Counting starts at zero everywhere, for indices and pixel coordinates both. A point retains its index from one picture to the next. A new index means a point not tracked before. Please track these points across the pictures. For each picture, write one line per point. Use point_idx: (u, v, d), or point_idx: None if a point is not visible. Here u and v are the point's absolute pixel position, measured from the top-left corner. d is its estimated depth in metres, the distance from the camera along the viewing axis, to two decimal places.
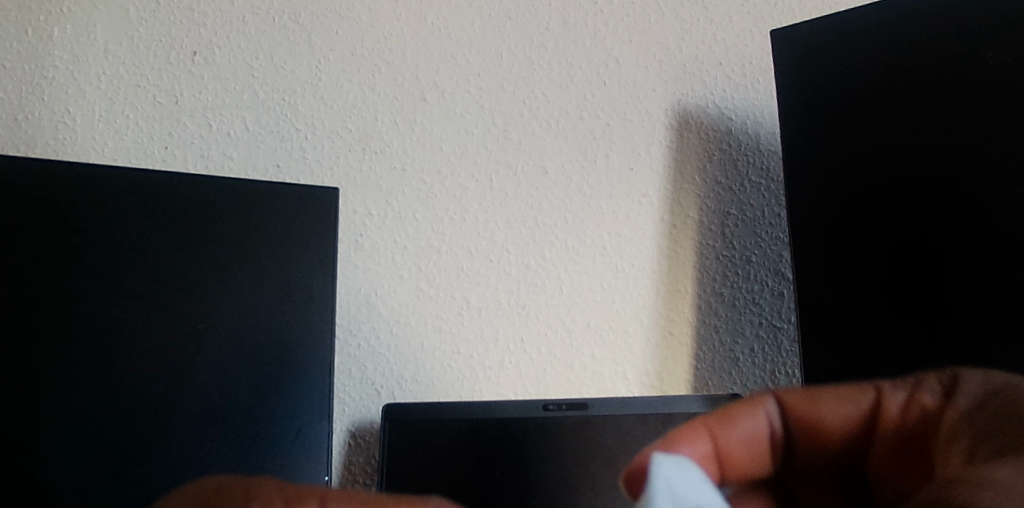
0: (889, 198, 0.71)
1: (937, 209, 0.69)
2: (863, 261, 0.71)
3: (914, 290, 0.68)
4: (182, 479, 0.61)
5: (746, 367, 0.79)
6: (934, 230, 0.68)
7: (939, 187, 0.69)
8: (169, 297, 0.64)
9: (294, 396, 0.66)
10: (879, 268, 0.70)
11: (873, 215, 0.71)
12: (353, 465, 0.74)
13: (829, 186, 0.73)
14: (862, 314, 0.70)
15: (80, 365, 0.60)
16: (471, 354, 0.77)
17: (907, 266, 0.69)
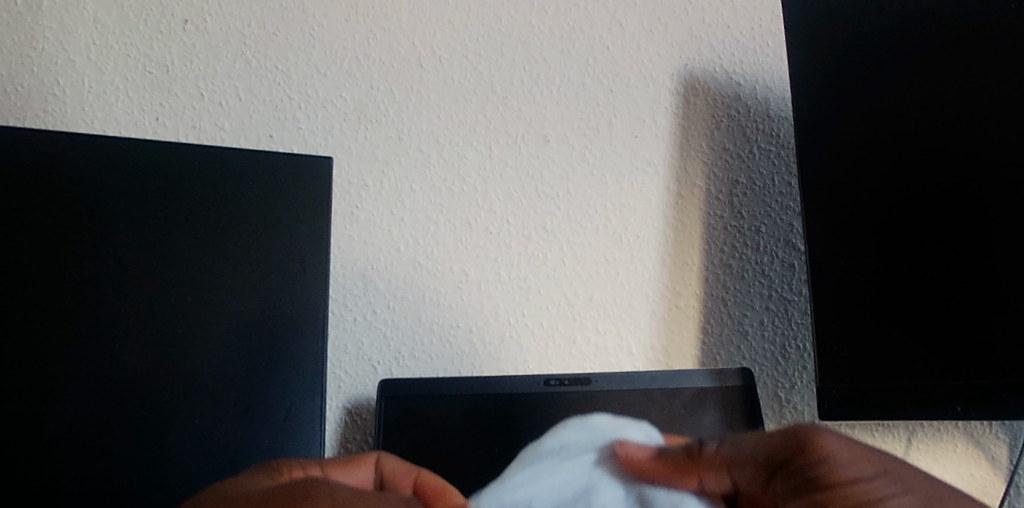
0: (914, 171, 0.67)
1: (964, 183, 0.65)
2: (891, 243, 0.67)
3: (940, 273, 0.65)
4: (169, 455, 0.59)
5: (755, 341, 0.76)
6: (959, 204, 0.65)
7: (966, 159, 0.65)
8: (157, 269, 0.61)
9: (287, 370, 0.63)
10: (903, 250, 0.67)
11: (901, 195, 0.67)
12: (349, 443, 0.72)
13: (856, 164, 0.70)
14: (890, 297, 0.67)
15: (67, 339, 0.58)
16: (471, 329, 0.75)
17: (931, 241, 0.66)
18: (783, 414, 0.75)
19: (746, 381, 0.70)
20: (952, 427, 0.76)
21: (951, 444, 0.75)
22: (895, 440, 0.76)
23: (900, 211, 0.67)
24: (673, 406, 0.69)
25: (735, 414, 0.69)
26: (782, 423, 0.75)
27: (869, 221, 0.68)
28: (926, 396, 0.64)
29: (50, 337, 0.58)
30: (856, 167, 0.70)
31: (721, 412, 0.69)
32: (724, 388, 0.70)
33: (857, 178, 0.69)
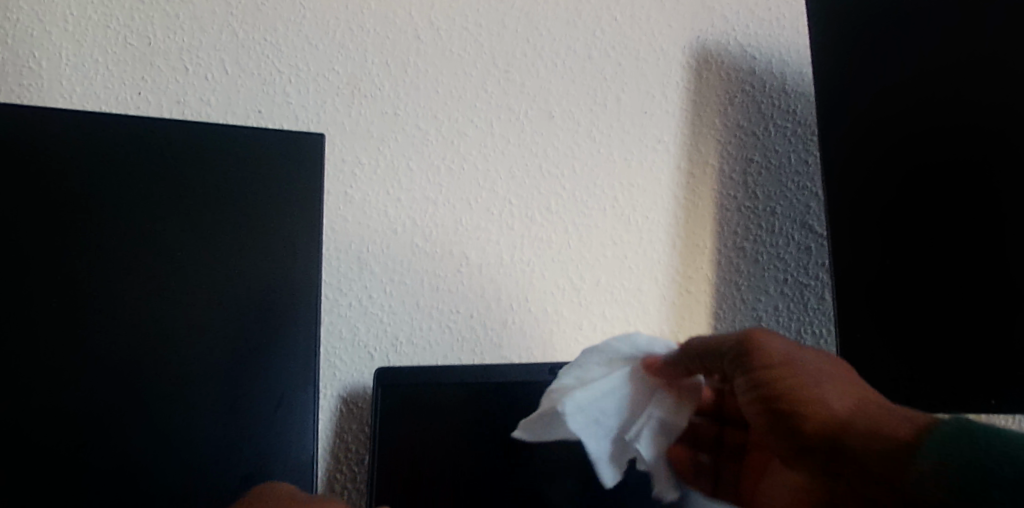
0: (925, 157, 0.64)
1: (973, 172, 0.63)
2: (900, 234, 0.64)
3: (950, 266, 0.63)
4: (151, 451, 0.55)
5: (770, 327, 0.73)
6: (968, 195, 0.63)
7: (978, 146, 0.63)
8: (138, 254, 0.57)
9: (277, 359, 0.60)
10: (913, 242, 0.64)
11: (910, 183, 0.64)
12: (345, 432, 0.69)
13: (863, 147, 0.65)
14: (899, 290, 0.63)
15: (42, 331, 0.54)
16: (471, 314, 0.71)
17: (940, 233, 0.63)
18: None
19: None
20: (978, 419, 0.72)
21: None
22: None
23: (910, 200, 0.64)
24: None
25: None
26: None
27: (870, 210, 0.65)
28: (952, 395, 0.62)
29: (24, 329, 0.54)
30: (863, 151, 0.65)
31: None
32: None
33: (857, 166, 0.65)
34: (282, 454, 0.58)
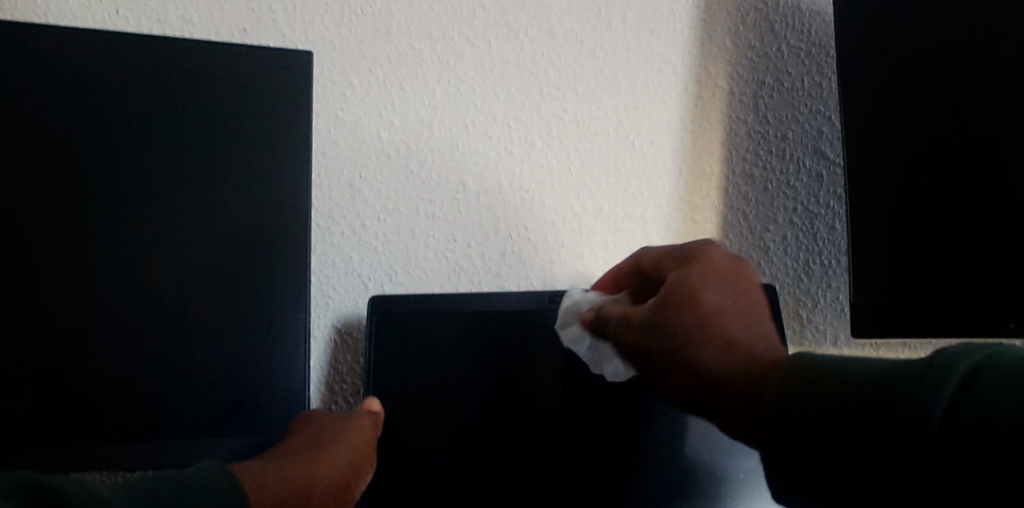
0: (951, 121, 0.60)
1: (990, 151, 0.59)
2: (913, 198, 0.61)
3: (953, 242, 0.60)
4: (141, 376, 0.54)
5: (778, 257, 0.71)
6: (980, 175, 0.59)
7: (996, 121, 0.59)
8: (117, 180, 0.55)
9: (265, 285, 0.57)
10: (924, 209, 0.61)
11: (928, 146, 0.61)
12: (339, 363, 0.67)
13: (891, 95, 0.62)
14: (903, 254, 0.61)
15: (22, 260, 0.53)
16: (469, 243, 0.68)
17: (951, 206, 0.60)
18: (802, 334, 0.71)
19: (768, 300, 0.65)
20: None
21: None
22: None
23: (926, 164, 0.61)
24: None
25: None
26: (801, 344, 0.71)
27: (903, 142, 0.61)
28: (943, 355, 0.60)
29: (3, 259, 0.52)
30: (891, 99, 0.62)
31: None
32: None
33: (893, 93, 0.61)
34: (274, 383, 0.57)
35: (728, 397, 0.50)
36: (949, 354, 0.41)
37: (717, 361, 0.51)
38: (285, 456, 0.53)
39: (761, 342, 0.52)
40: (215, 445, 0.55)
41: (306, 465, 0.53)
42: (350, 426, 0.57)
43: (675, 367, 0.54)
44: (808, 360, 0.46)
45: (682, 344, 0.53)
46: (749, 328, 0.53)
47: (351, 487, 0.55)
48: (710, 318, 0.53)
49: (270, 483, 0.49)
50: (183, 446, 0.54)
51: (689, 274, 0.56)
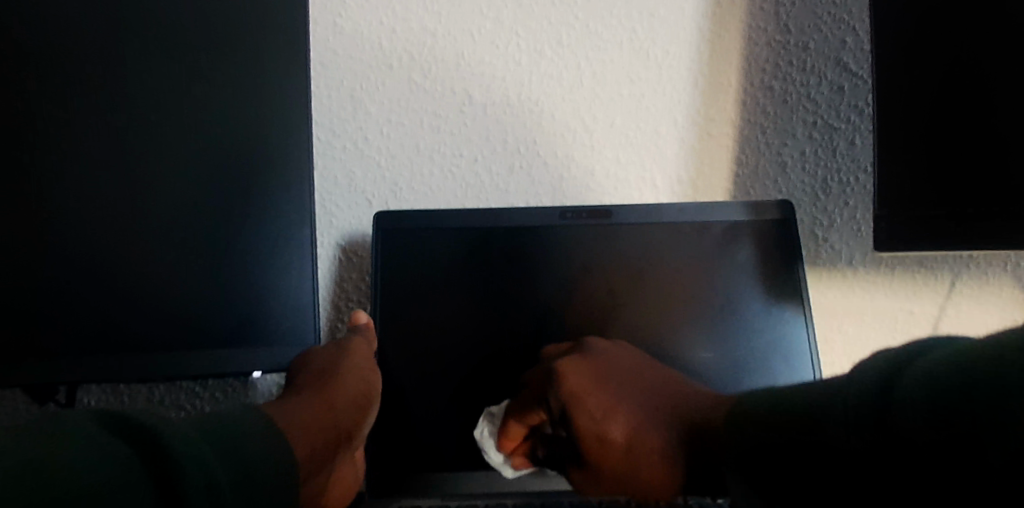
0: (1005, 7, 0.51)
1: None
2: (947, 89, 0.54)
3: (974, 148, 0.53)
4: (145, 289, 0.54)
5: (795, 174, 0.68)
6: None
7: None
8: (118, 88, 0.54)
9: (268, 198, 0.57)
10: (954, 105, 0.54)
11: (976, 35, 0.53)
12: (345, 282, 0.66)
13: None
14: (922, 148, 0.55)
15: (23, 172, 0.52)
16: (476, 158, 0.66)
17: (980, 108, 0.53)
18: (817, 254, 0.69)
19: (785, 215, 0.62)
20: (1003, 269, 0.67)
21: (998, 288, 0.67)
22: (938, 284, 0.68)
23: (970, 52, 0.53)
24: (703, 243, 0.62)
25: (769, 253, 0.62)
26: (814, 264, 0.69)
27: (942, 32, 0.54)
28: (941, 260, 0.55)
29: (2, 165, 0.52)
30: None
31: (754, 249, 0.62)
32: (759, 225, 0.62)
33: None
34: (279, 296, 0.57)
35: (665, 480, 0.48)
36: (865, 374, 0.34)
37: (615, 433, 0.51)
38: (307, 397, 0.51)
39: (649, 396, 0.52)
40: (222, 356, 0.55)
41: (331, 397, 0.52)
42: (340, 348, 0.57)
43: (598, 449, 0.52)
44: (756, 399, 0.40)
45: (603, 438, 0.52)
46: (637, 416, 0.51)
47: (368, 397, 0.56)
48: (586, 404, 0.53)
49: (314, 424, 0.49)
50: (189, 357, 0.54)
51: (570, 362, 0.55)
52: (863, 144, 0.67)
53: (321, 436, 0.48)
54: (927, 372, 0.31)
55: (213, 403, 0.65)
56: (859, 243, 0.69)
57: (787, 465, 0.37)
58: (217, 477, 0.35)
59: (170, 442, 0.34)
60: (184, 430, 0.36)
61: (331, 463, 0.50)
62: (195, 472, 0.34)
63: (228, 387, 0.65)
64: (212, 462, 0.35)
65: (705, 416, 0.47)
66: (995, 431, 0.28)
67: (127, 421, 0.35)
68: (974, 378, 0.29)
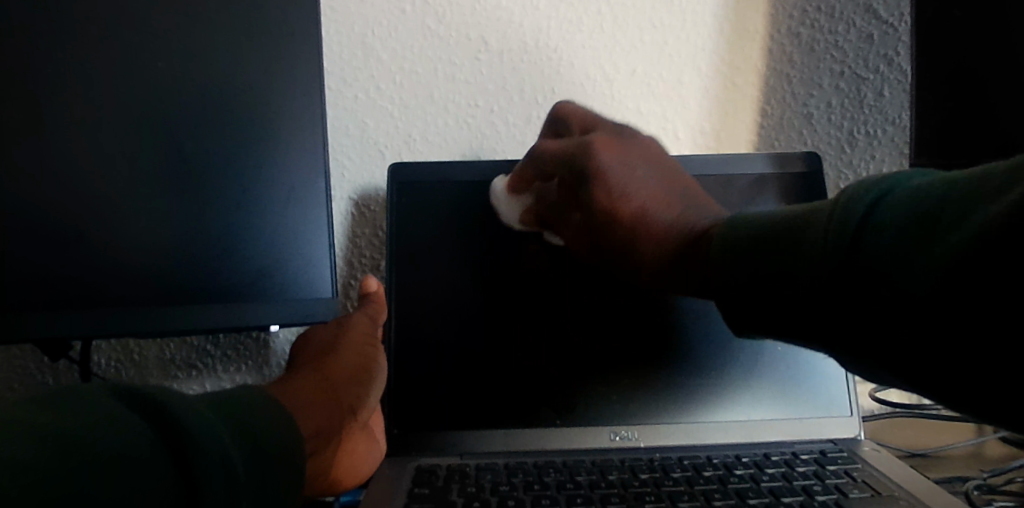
0: None
1: None
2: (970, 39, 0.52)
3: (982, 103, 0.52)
4: (156, 244, 0.52)
5: (821, 126, 0.66)
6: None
7: None
8: (117, 29, 0.51)
9: (282, 148, 0.55)
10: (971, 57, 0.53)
11: None
12: (358, 238, 0.64)
13: None
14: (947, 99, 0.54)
15: (23, 123, 0.49)
16: (492, 109, 0.63)
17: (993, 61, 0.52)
18: None
19: (812, 167, 0.60)
20: None
21: None
22: None
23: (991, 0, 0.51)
24: (729, 197, 0.60)
25: (798, 207, 0.60)
26: None
27: None
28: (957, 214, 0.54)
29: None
30: None
31: (782, 202, 0.60)
32: (788, 177, 0.60)
33: None
34: (295, 249, 0.55)
35: (659, 261, 0.45)
36: (851, 195, 0.33)
37: (603, 199, 0.49)
38: (312, 374, 0.48)
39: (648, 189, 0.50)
40: (237, 310, 0.53)
41: (336, 375, 0.49)
42: (340, 327, 0.54)
43: (599, 260, 0.52)
44: (730, 227, 0.40)
45: (608, 211, 0.49)
46: (637, 184, 0.49)
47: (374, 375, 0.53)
48: (597, 168, 0.50)
49: (321, 400, 0.45)
50: (203, 311, 0.52)
51: (572, 210, 0.54)
52: (891, 95, 0.65)
53: (328, 413, 0.45)
54: (906, 201, 0.31)
55: (226, 361, 0.64)
56: None
57: (757, 290, 0.37)
58: (232, 455, 0.31)
59: (179, 410, 0.30)
60: (194, 402, 0.31)
61: (338, 444, 0.47)
62: (207, 446, 0.29)
63: (239, 344, 0.64)
64: (225, 439, 0.31)
65: (691, 232, 0.44)
66: (940, 244, 0.28)
67: (134, 391, 0.30)
68: (947, 204, 0.29)
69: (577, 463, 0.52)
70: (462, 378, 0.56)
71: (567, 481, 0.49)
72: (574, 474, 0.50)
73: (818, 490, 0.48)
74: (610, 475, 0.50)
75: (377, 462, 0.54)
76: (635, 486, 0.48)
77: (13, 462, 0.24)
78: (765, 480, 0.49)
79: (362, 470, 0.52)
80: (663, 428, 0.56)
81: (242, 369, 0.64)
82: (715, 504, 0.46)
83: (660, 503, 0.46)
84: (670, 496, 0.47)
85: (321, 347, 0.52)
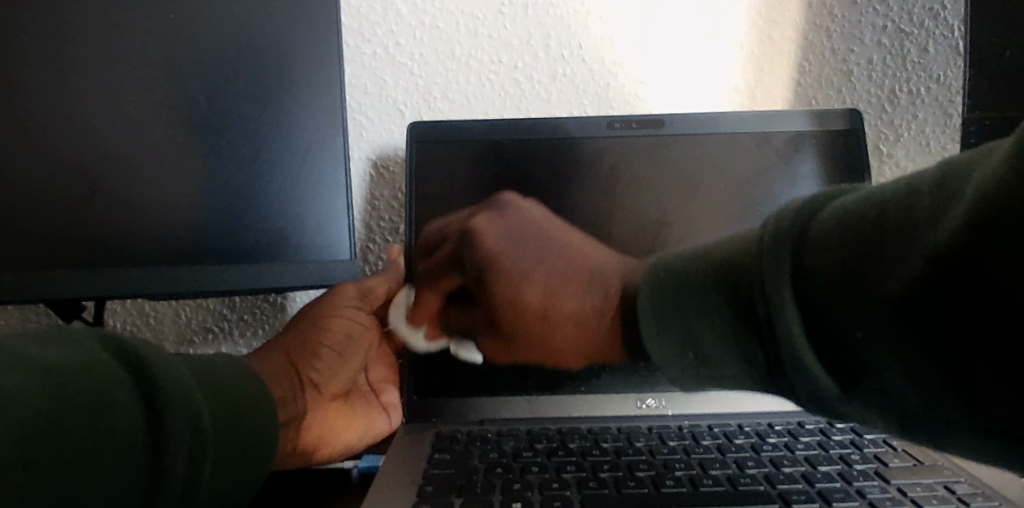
0: None
1: None
2: None
3: None
4: (171, 201, 0.51)
5: (861, 84, 0.62)
6: None
7: None
8: None
9: (297, 106, 0.53)
10: None
11: None
12: (377, 201, 0.62)
13: None
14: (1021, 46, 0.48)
15: (31, 75, 0.48)
16: (515, 66, 0.61)
17: None
18: (881, 170, 0.64)
19: (853, 125, 0.56)
20: None
21: None
22: None
23: None
24: (764, 154, 0.56)
25: (837, 166, 0.56)
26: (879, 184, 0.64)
27: None
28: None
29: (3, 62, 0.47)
30: None
31: (821, 161, 0.56)
32: (827, 135, 0.56)
33: None
34: (311, 208, 0.54)
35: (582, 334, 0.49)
36: (777, 231, 0.32)
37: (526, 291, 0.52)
38: (281, 352, 0.55)
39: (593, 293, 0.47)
40: (253, 270, 0.52)
41: (300, 354, 0.55)
42: (327, 292, 0.57)
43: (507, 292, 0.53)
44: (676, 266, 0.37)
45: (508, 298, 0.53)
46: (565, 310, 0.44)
47: (352, 348, 0.58)
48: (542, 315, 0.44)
49: (278, 380, 0.52)
50: (219, 272, 0.51)
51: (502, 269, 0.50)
52: (937, 51, 0.61)
53: (279, 389, 0.52)
54: (836, 223, 0.30)
55: (243, 325, 0.63)
56: (928, 160, 0.63)
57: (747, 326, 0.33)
58: (202, 420, 0.37)
59: (167, 382, 0.35)
60: (181, 373, 0.37)
61: (308, 410, 0.54)
62: (183, 424, 0.35)
63: (257, 309, 0.63)
64: (201, 413, 0.37)
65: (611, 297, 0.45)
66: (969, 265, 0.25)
67: (125, 351, 0.35)
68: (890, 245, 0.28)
69: (603, 431, 0.50)
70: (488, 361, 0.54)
71: (592, 448, 0.47)
72: (599, 441, 0.48)
73: (857, 459, 0.45)
74: (638, 442, 0.48)
75: (382, 427, 0.57)
76: (664, 454, 0.46)
77: (14, 389, 0.30)
78: (799, 449, 0.47)
79: (361, 435, 0.57)
80: (692, 398, 0.53)
81: (260, 334, 0.63)
82: (749, 472, 0.44)
83: (689, 470, 0.44)
84: (700, 463, 0.45)
85: (308, 314, 0.56)
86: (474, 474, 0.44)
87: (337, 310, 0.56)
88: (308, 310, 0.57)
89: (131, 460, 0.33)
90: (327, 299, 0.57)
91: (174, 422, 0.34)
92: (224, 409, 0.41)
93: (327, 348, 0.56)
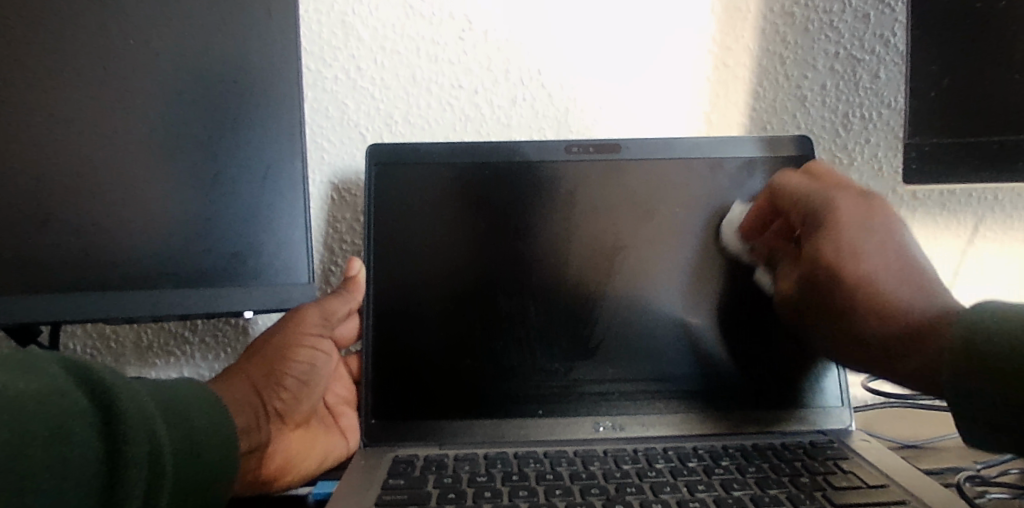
0: None
1: None
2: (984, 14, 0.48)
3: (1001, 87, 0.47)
4: (126, 228, 0.50)
5: (814, 109, 0.64)
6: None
7: None
8: (85, 5, 0.50)
9: (257, 133, 0.53)
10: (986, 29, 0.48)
11: None
12: (338, 223, 0.62)
13: None
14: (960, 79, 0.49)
15: None
16: (476, 90, 0.62)
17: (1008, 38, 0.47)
18: None
19: (810, 149, 0.57)
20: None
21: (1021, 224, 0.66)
22: (959, 226, 0.66)
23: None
24: (718, 179, 0.57)
25: None
26: None
27: None
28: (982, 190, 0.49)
29: None
30: None
31: None
32: (784, 158, 0.57)
33: None
34: (271, 233, 0.54)
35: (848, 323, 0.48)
36: None
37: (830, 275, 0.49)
38: (246, 381, 0.53)
39: (854, 268, 0.48)
40: (208, 296, 0.52)
41: (265, 384, 0.53)
42: (288, 318, 0.56)
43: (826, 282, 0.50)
44: None
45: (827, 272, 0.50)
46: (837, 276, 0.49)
47: (315, 375, 0.57)
48: (829, 272, 0.49)
49: (244, 409, 0.50)
50: (175, 299, 0.51)
51: (847, 205, 0.51)
52: (887, 77, 0.63)
53: (245, 417, 0.50)
54: None
55: (202, 349, 0.62)
56: (880, 182, 0.65)
57: None
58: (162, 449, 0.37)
59: (129, 411, 0.35)
60: (143, 402, 0.37)
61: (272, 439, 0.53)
62: (144, 454, 0.35)
63: (217, 332, 0.62)
64: (161, 441, 0.37)
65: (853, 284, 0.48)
66: None
67: (93, 380, 0.36)
68: None
69: (558, 454, 0.50)
70: (451, 393, 0.54)
71: (547, 472, 0.48)
72: (555, 465, 0.49)
73: (805, 482, 0.46)
74: (593, 466, 0.48)
75: (339, 450, 0.58)
76: (617, 477, 0.47)
77: None
78: (750, 471, 0.48)
79: (318, 460, 0.56)
80: (646, 420, 0.54)
81: (220, 357, 0.63)
82: (700, 496, 0.45)
83: (642, 494, 0.45)
84: (652, 487, 0.46)
85: (274, 344, 0.55)
86: (427, 499, 0.44)
87: (297, 340, 0.55)
88: (264, 342, 0.55)
89: (91, 492, 0.33)
90: (291, 327, 0.55)
91: (135, 453, 0.35)
92: (184, 436, 0.41)
93: (289, 377, 0.55)
